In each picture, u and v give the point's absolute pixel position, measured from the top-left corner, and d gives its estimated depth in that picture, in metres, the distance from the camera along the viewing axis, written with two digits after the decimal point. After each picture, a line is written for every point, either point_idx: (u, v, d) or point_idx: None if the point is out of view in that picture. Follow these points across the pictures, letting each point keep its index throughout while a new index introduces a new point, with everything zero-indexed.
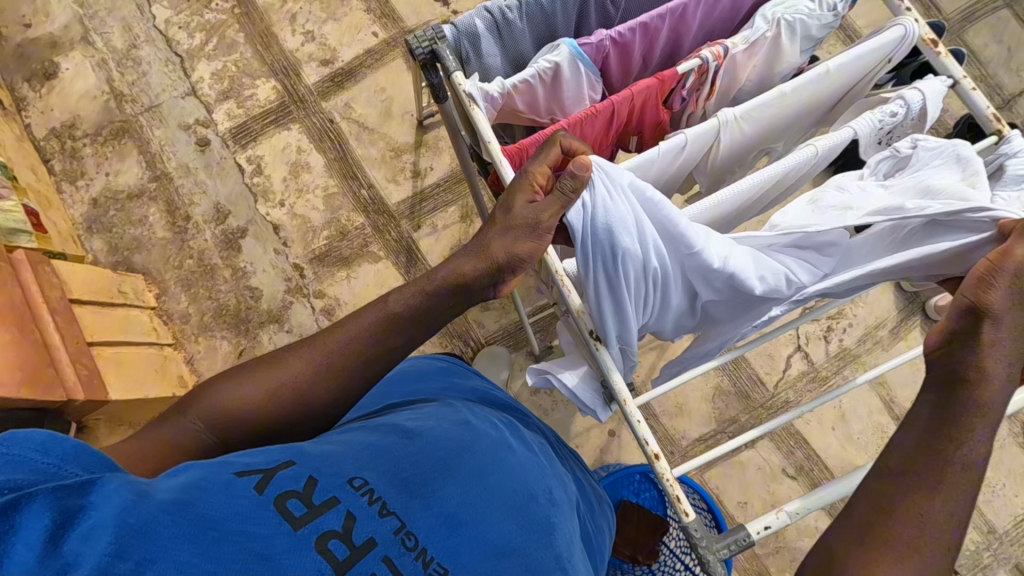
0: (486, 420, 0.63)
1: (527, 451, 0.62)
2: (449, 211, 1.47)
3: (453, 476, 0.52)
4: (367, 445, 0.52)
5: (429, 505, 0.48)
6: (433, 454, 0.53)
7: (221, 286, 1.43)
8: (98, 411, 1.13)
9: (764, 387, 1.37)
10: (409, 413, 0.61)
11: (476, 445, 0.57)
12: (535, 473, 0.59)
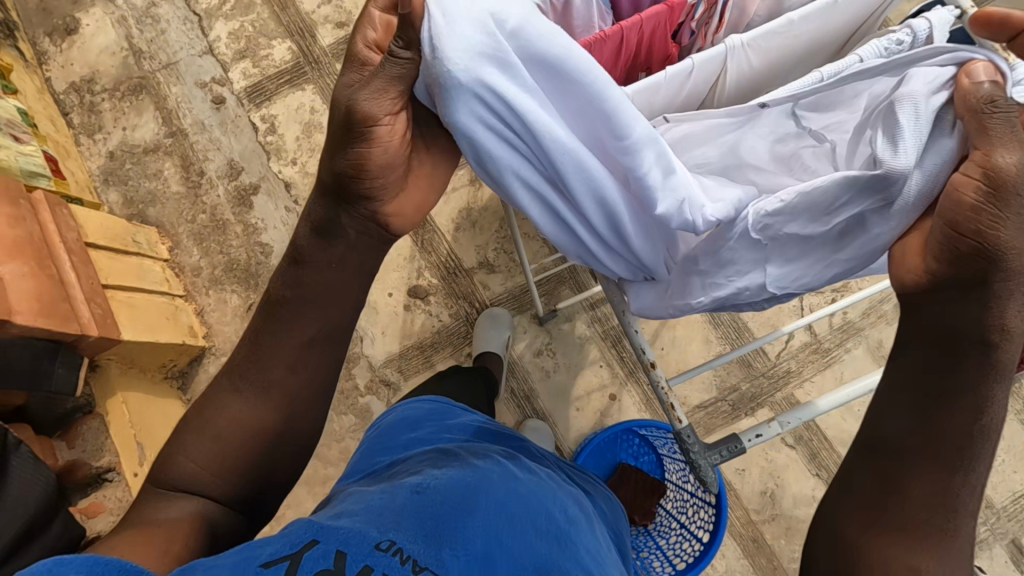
0: (490, 462, 0.66)
1: (536, 485, 0.66)
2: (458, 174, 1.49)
3: (472, 519, 0.54)
4: (382, 503, 0.54)
5: (457, 550, 0.50)
6: (448, 502, 0.56)
7: (233, 241, 1.45)
8: (111, 350, 1.16)
9: (766, 356, 1.39)
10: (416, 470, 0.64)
11: (483, 489, 0.60)
12: (545, 503, 0.63)
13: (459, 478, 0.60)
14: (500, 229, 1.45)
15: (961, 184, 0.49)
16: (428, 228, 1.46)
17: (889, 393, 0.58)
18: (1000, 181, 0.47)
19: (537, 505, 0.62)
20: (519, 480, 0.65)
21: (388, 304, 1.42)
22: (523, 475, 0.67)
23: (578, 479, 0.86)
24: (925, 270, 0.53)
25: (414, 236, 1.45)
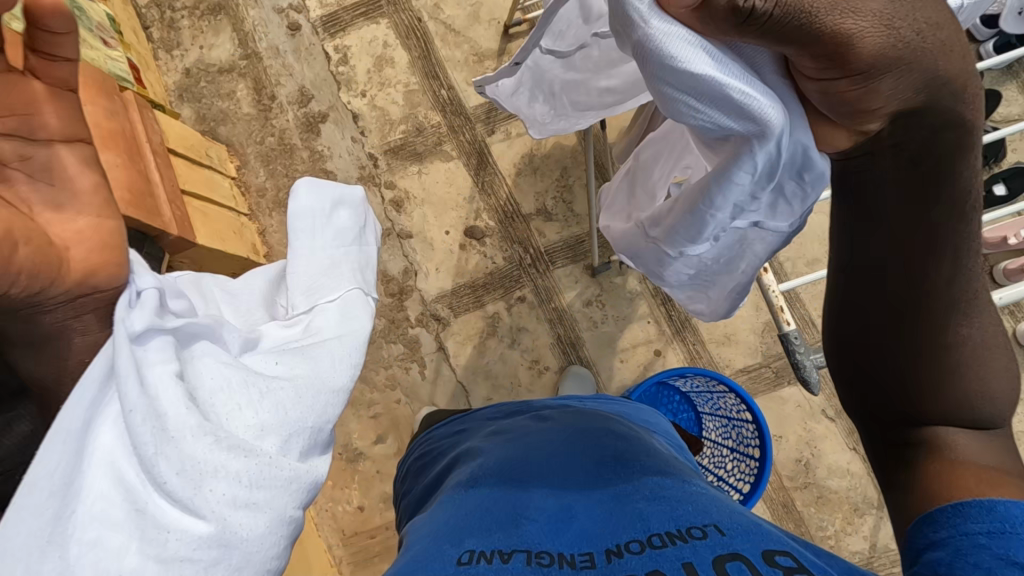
0: (524, 445, 0.80)
1: (583, 439, 0.79)
2: (524, 120, 1.49)
3: (528, 506, 0.63)
4: (451, 523, 0.62)
5: (534, 524, 0.60)
6: (501, 503, 0.65)
7: (299, 166, 1.48)
8: (183, 253, 1.20)
9: (815, 329, 1.39)
10: (460, 486, 0.72)
11: (537, 470, 0.72)
12: (603, 449, 0.76)
13: (510, 468, 0.73)
14: (560, 177, 1.46)
15: (834, 87, 0.45)
16: (489, 171, 1.47)
17: (846, 275, 0.59)
18: (856, 66, 0.42)
19: (597, 457, 0.74)
20: (558, 446, 0.78)
21: (443, 241, 1.45)
22: (562, 437, 0.80)
23: (598, 401, 1.00)
24: (857, 132, 0.49)
25: (475, 177, 1.47)
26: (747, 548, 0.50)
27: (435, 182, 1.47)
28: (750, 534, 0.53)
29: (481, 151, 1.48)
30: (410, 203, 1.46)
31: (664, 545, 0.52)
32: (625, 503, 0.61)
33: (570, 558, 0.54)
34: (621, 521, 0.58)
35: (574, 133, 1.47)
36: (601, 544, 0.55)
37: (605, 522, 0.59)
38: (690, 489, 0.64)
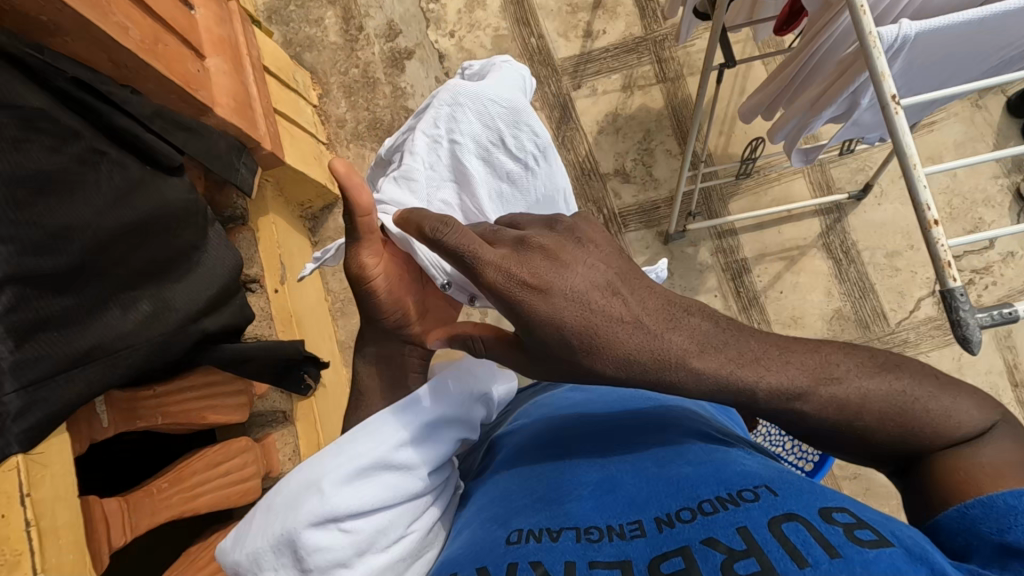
0: (557, 411, 0.74)
1: (616, 401, 0.72)
2: (612, 78, 1.47)
3: (572, 474, 0.58)
4: (493, 508, 0.57)
5: (580, 496, 0.53)
6: (543, 476, 0.59)
7: (380, 101, 1.47)
8: (269, 171, 1.21)
9: (886, 322, 1.37)
10: (498, 463, 0.67)
11: (571, 433, 0.66)
12: (639, 412, 0.68)
13: (544, 438, 0.67)
14: (642, 140, 1.44)
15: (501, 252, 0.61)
16: (571, 126, 1.46)
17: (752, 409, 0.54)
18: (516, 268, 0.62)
19: (625, 418, 0.67)
20: (593, 408, 0.71)
21: None
22: (601, 398, 0.73)
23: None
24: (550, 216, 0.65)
25: (556, 131, 1.46)
26: (809, 509, 0.43)
27: None
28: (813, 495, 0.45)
29: (565, 105, 1.46)
30: None
31: (716, 511, 0.46)
32: (669, 465, 0.54)
33: (619, 526, 0.48)
34: (667, 483, 0.51)
35: (662, 96, 1.44)
36: (649, 510, 0.49)
37: (649, 484, 0.52)
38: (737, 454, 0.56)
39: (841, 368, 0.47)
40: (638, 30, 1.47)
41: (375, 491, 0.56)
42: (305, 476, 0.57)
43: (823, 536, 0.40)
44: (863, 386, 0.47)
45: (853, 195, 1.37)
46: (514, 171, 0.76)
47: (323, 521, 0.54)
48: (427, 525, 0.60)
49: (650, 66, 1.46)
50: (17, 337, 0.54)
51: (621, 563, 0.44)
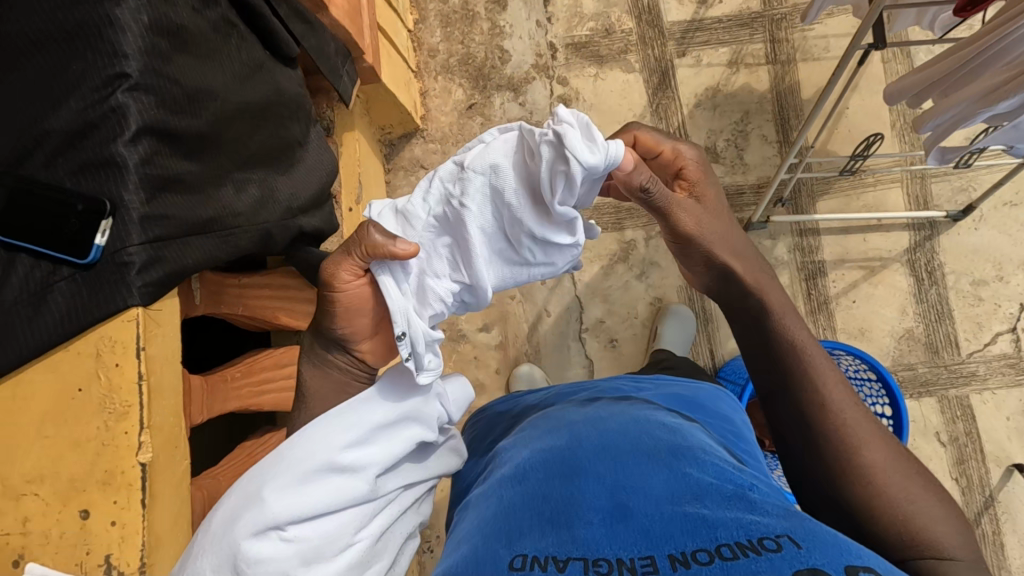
0: (557, 420, 0.63)
1: (626, 413, 0.61)
2: (718, 51, 1.42)
3: (581, 486, 0.50)
4: (487, 520, 0.49)
5: (588, 521, 0.46)
6: (551, 488, 0.51)
7: (476, 36, 1.43)
8: (363, 87, 1.18)
9: (956, 350, 1.31)
10: (497, 468, 0.58)
11: (578, 441, 0.56)
12: (660, 421, 0.59)
13: (541, 448, 0.56)
14: (738, 121, 1.39)
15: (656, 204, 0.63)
16: (667, 94, 1.41)
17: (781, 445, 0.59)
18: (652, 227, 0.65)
19: (629, 433, 0.56)
20: (596, 418, 0.61)
21: None
22: (624, 407, 0.64)
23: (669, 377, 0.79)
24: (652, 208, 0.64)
25: (651, 96, 1.41)
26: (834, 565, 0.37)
27: (608, 89, 1.42)
28: (836, 544, 0.39)
29: (665, 71, 1.41)
30: (579, 104, 1.42)
31: (734, 561, 0.38)
32: (680, 501, 0.45)
33: (631, 560, 0.41)
34: (678, 524, 0.43)
35: (768, 79, 1.39)
36: (664, 545, 0.42)
37: (662, 521, 0.44)
38: (756, 492, 0.47)
39: (874, 429, 0.56)
40: (755, 5, 1.41)
41: (319, 496, 0.54)
42: (247, 487, 0.54)
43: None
44: (885, 453, 0.54)
45: (951, 214, 1.30)
46: (510, 257, 0.62)
47: (264, 528, 0.52)
48: (374, 530, 0.58)
49: (761, 45, 1.40)
50: (148, 190, 0.52)
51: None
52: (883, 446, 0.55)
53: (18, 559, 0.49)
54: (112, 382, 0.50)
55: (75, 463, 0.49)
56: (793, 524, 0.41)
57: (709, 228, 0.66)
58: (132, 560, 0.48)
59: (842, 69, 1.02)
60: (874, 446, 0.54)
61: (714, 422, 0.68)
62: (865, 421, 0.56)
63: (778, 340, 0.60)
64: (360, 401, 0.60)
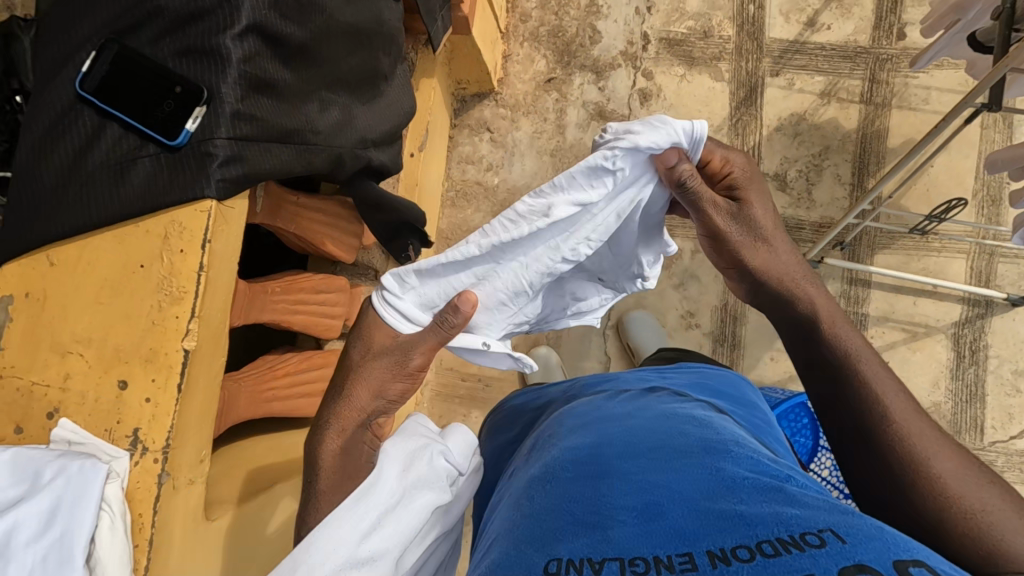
0: (583, 414, 0.58)
1: (655, 411, 0.55)
2: (813, 78, 1.37)
3: (608, 481, 0.44)
4: (519, 521, 0.43)
5: (619, 518, 0.40)
6: (578, 482, 0.45)
7: (572, 11, 1.40)
8: (451, 36, 1.17)
9: (979, 435, 1.28)
10: (529, 461, 0.53)
11: (611, 435, 0.51)
12: (685, 418, 0.53)
13: (569, 447, 0.51)
14: (816, 155, 1.34)
15: (714, 204, 0.57)
16: (750, 111, 1.37)
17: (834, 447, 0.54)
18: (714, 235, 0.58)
19: (658, 430, 0.51)
20: (626, 418, 0.55)
21: None
22: (653, 402, 0.58)
23: (697, 369, 0.73)
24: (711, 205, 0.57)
25: (734, 110, 1.37)
26: (874, 554, 0.31)
27: (692, 93, 1.39)
28: (879, 535, 0.33)
29: (753, 87, 1.37)
30: (658, 101, 1.39)
31: (776, 558, 0.32)
32: (715, 500, 0.39)
33: (669, 558, 0.35)
34: (711, 521, 0.37)
35: (857, 118, 1.34)
36: (699, 540, 0.35)
37: (698, 515, 0.38)
38: (792, 486, 0.40)
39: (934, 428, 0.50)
40: (863, 40, 1.36)
41: None
42: None
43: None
44: (959, 467, 0.48)
45: (1011, 298, 1.26)
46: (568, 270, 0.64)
47: None
48: None
49: (859, 82, 1.35)
50: (244, 88, 0.53)
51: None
52: (951, 455, 0.48)
53: (53, 412, 0.50)
54: (174, 266, 0.51)
55: (124, 334, 0.51)
56: (836, 516, 0.35)
57: (763, 231, 0.58)
58: (157, 439, 0.50)
59: (945, 124, 0.97)
60: (942, 457, 0.48)
61: (740, 416, 0.62)
62: (932, 433, 0.50)
63: (830, 349, 0.55)
64: (359, 494, 0.53)
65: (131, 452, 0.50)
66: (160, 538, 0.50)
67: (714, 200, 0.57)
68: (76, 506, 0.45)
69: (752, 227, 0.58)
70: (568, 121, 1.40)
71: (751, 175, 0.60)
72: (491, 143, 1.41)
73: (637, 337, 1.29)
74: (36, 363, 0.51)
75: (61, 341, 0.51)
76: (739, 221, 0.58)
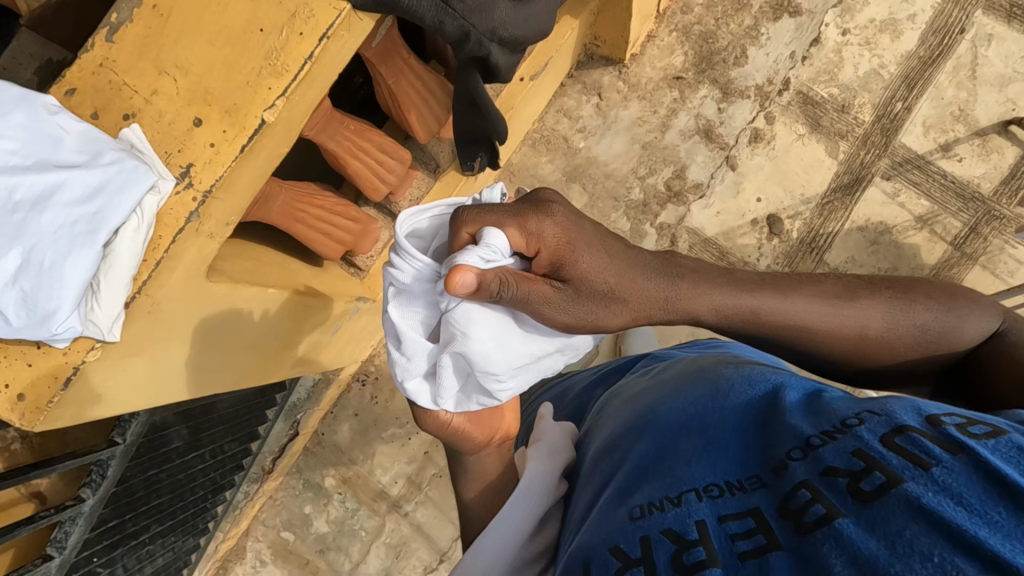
0: (638, 380, 0.63)
1: (698, 359, 0.61)
2: (920, 200, 1.34)
3: (669, 419, 0.49)
4: (614, 464, 0.49)
5: (683, 447, 0.45)
6: (645, 423, 0.50)
7: (732, 24, 1.37)
8: None
9: None
10: (608, 414, 0.59)
11: (669, 381, 0.56)
12: (732, 359, 0.58)
13: (637, 398, 0.57)
14: (882, 270, 1.32)
15: (535, 290, 0.47)
16: (844, 200, 1.35)
17: (815, 367, 0.61)
18: (569, 326, 0.50)
19: (698, 366, 0.56)
20: (677, 365, 0.60)
21: (748, 202, 1.37)
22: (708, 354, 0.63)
23: (718, 344, 0.72)
24: (542, 295, 0.47)
25: (829, 190, 1.35)
26: (909, 416, 0.37)
27: (800, 156, 1.37)
28: (905, 405, 0.39)
29: (859, 179, 1.35)
30: (765, 148, 1.37)
31: (826, 446, 0.38)
32: (763, 423, 0.44)
33: (737, 481, 0.41)
34: (768, 440, 0.42)
35: (938, 256, 1.32)
36: (762, 460, 0.41)
37: (758, 438, 0.43)
38: (826, 390, 0.46)
39: (842, 296, 0.56)
40: (985, 188, 1.32)
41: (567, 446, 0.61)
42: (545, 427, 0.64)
43: (940, 438, 0.34)
44: (895, 318, 0.56)
45: None
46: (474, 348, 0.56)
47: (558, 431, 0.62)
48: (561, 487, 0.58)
49: (960, 225, 1.32)
50: None
51: (750, 512, 0.38)
52: (882, 310, 0.56)
53: (127, 116, 0.53)
54: (288, 43, 0.54)
55: (219, 81, 0.53)
56: (866, 405, 0.41)
57: (612, 276, 0.50)
58: (204, 181, 0.53)
59: None
60: (879, 318, 0.56)
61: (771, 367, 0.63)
62: (859, 307, 0.56)
63: (746, 329, 0.56)
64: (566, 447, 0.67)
65: (177, 181, 0.53)
66: (166, 264, 0.54)
67: (533, 288, 0.47)
68: (121, 195, 0.49)
69: (596, 292, 0.49)
70: (674, 123, 1.39)
71: (569, 232, 0.48)
72: (595, 108, 1.41)
73: (630, 344, 1.24)
74: (133, 66, 0.53)
75: (163, 59, 0.53)
76: (586, 299, 0.49)
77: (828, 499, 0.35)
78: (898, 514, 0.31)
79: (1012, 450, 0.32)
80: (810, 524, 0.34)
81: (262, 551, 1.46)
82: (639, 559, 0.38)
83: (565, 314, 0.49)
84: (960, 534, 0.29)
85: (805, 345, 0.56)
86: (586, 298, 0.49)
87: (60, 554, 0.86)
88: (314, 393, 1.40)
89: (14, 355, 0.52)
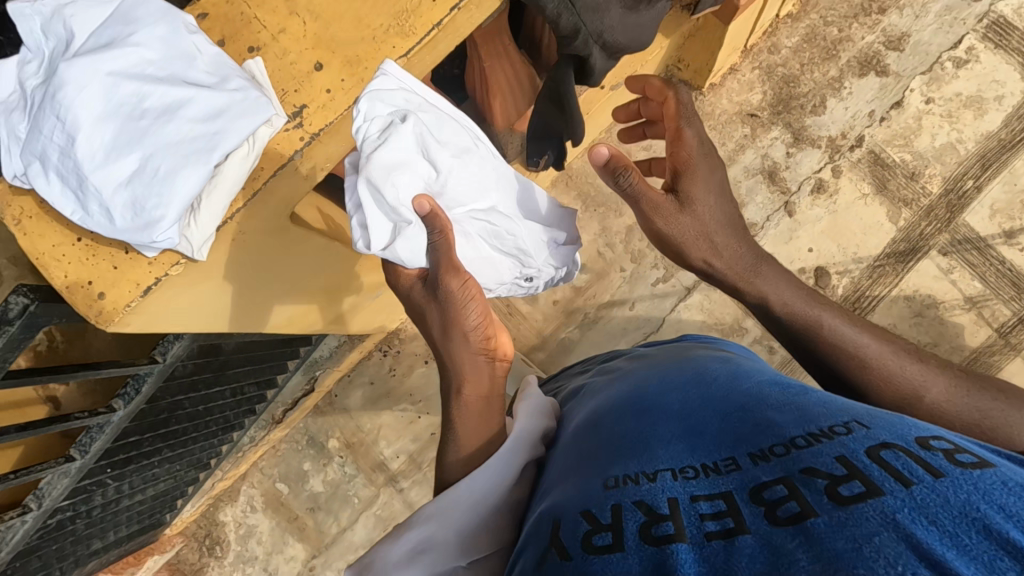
0: (625, 368, 0.61)
1: (690, 355, 0.58)
2: (973, 280, 1.32)
3: (654, 405, 0.47)
4: (590, 441, 0.48)
5: (663, 430, 0.43)
6: (628, 406, 0.48)
7: (817, 72, 1.37)
8: (710, 16, 1.16)
9: None
10: (591, 396, 0.57)
11: (654, 372, 0.54)
12: (720, 360, 0.55)
13: (623, 385, 0.55)
14: (921, 343, 1.31)
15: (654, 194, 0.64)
16: (897, 266, 1.34)
17: None
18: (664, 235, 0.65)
19: (687, 361, 0.54)
20: (666, 359, 0.58)
21: (799, 251, 1.36)
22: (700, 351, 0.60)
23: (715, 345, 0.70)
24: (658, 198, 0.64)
25: (883, 254, 1.34)
26: (896, 433, 0.35)
27: (860, 215, 1.36)
28: (891, 421, 0.37)
29: (914, 249, 1.34)
30: (826, 200, 1.36)
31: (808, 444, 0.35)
32: (742, 412, 0.41)
33: (714, 463, 0.38)
34: (748, 428, 0.39)
35: (982, 340, 1.30)
36: (740, 445, 0.38)
37: (738, 423, 0.40)
38: (811, 393, 0.43)
39: (909, 355, 0.59)
40: None
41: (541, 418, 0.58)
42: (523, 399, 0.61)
43: (923, 459, 0.32)
44: (958, 394, 0.56)
45: None
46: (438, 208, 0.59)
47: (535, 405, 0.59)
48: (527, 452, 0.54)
49: (1009, 313, 1.30)
50: None
51: (722, 495, 0.35)
52: (941, 381, 0.57)
53: (251, 48, 0.55)
54: (419, 7, 0.55)
55: (345, 31, 0.55)
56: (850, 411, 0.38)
57: (714, 216, 0.64)
58: (314, 124, 0.55)
59: None
60: (934, 386, 0.56)
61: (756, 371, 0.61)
62: (917, 368, 0.58)
63: (810, 336, 0.61)
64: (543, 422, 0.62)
65: (288, 119, 0.55)
66: (262, 197, 0.55)
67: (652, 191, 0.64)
68: (241, 122, 0.50)
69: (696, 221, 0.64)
70: (740, 159, 1.39)
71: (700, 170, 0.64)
72: None
73: None
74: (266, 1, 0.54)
75: (297, 1, 0.54)
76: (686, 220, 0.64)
77: (803, 497, 0.32)
78: (873, 521, 0.29)
79: (996, 483, 0.30)
80: (781, 518, 0.32)
81: (255, 498, 1.47)
82: (608, 525, 0.36)
83: (665, 218, 0.64)
84: (927, 552, 0.27)
85: (844, 369, 0.59)
86: (685, 219, 0.64)
87: (81, 457, 0.88)
88: (336, 353, 1.42)
89: (102, 254, 0.54)
